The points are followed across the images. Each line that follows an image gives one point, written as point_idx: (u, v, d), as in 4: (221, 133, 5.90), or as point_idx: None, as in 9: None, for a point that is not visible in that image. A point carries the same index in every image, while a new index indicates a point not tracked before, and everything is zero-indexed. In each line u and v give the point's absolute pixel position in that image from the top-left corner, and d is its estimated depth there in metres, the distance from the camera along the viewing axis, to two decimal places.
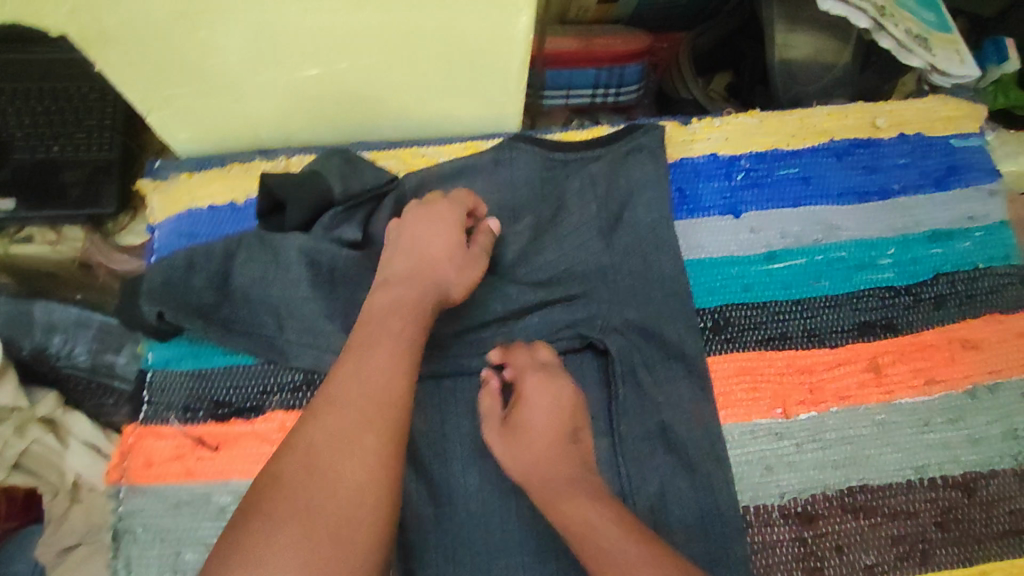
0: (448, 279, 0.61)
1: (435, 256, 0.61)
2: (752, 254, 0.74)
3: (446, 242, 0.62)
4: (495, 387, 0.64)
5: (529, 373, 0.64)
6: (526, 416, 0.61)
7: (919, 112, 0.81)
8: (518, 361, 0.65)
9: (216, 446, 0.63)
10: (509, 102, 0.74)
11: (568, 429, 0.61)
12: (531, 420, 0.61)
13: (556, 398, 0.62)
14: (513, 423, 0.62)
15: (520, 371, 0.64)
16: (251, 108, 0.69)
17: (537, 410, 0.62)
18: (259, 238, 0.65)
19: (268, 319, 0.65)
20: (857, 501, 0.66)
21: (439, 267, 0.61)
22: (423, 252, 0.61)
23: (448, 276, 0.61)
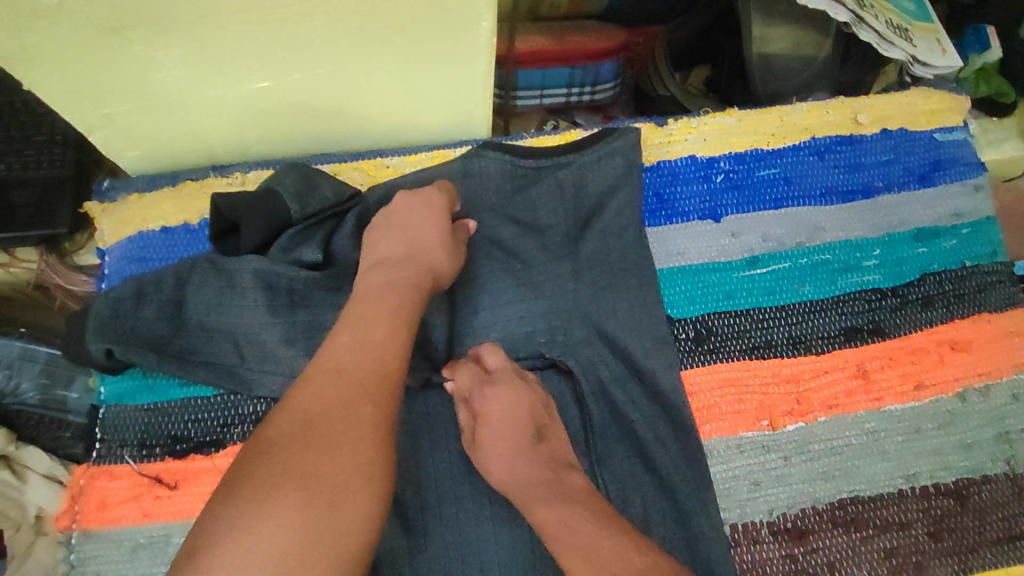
0: (439, 265, 0.58)
1: (426, 241, 0.58)
2: (733, 260, 0.71)
3: (434, 231, 0.59)
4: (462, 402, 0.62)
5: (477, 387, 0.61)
6: (487, 428, 0.59)
7: (901, 107, 0.79)
8: (464, 379, 0.62)
9: (174, 484, 0.60)
10: (477, 108, 0.71)
11: (529, 428, 0.59)
12: (492, 430, 0.59)
13: (511, 401, 0.60)
14: (481, 436, 0.59)
15: (471, 387, 0.61)
16: (201, 124, 0.65)
17: (493, 421, 0.59)
18: (213, 262, 0.62)
19: (225, 349, 0.61)
20: (848, 514, 0.63)
21: (428, 252, 0.58)
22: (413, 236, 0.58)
23: (438, 262, 0.58)
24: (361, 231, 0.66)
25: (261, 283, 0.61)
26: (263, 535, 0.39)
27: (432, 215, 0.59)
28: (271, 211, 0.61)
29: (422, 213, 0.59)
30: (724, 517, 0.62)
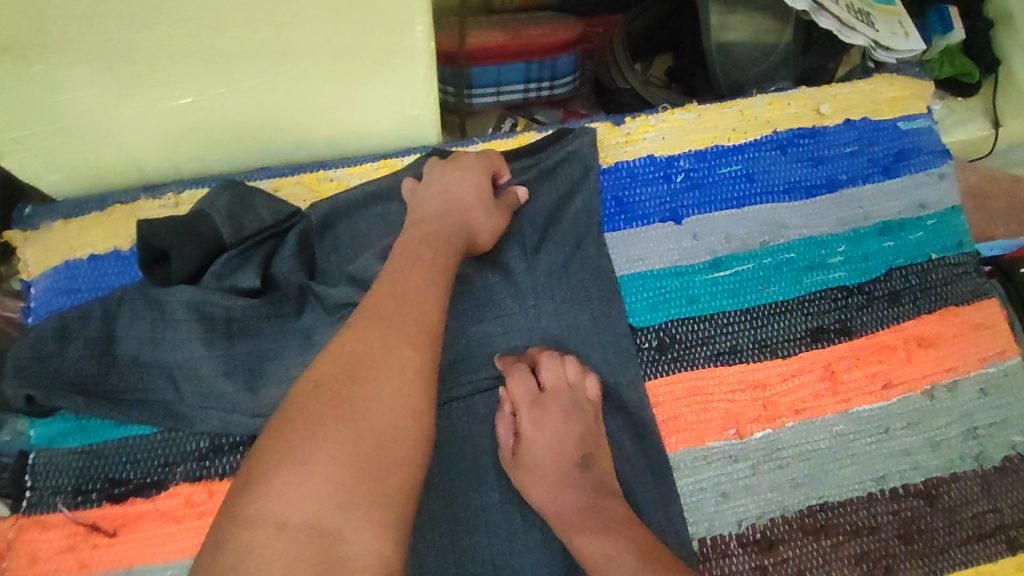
0: (478, 224, 0.60)
1: (469, 205, 0.60)
2: (696, 263, 0.69)
3: (477, 190, 0.61)
4: (506, 411, 0.61)
5: (528, 406, 0.60)
6: (530, 446, 0.59)
7: (863, 96, 0.76)
8: (517, 391, 0.61)
9: (114, 531, 0.56)
10: (424, 116, 0.67)
11: (575, 455, 0.59)
12: (535, 449, 0.59)
13: (562, 428, 0.59)
14: (521, 449, 0.59)
15: (522, 400, 0.60)
16: (122, 143, 0.61)
17: (538, 441, 0.59)
18: (143, 293, 0.58)
19: (161, 385, 0.58)
20: (818, 521, 0.62)
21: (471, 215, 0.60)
22: (455, 198, 0.60)
23: (477, 222, 0.60)
24: (304, 250, 0.63)
25: (195, 314, 0.57)
26: (317, 468, 0.40)
27: (470, 177, 0.62)
28: (203, 237, 0.58)
29: (454, 173, 0.62)
30: (691, 532, 0.61)
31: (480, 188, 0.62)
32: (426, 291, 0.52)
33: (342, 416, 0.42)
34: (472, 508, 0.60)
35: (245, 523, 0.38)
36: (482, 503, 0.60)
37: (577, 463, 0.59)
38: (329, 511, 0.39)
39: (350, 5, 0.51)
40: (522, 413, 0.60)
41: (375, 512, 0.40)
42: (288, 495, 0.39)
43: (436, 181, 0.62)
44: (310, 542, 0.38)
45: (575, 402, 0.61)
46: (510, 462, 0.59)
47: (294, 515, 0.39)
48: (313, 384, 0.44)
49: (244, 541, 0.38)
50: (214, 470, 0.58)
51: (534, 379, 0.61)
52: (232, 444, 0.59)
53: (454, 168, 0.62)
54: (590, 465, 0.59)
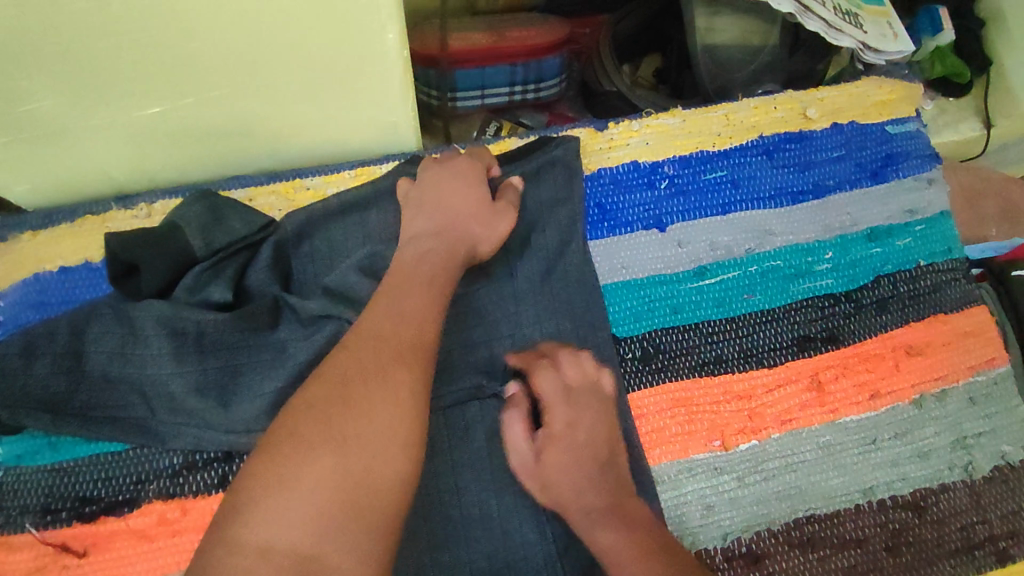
0: (477, 235, 0.59)
1: (462, 210, 0.59)
2: (680, 272, 0.67)
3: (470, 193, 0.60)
4: (523, 409, 0.57)
5: (558, 403, 0.56)
6: (557, 443, 0.55)
7: (851, 99, 0.75)
8: (544, 386, 0.57)
9: (84, 551, 0.55)
10: (402, 123, 0.65)
11: (602, 453, 0.56)
12: (561, 451, 0.55)
13: (591, 423, 0.56)
14: (545, 448, 0.55)
15: (550, 396, 0.56)
16: (91, 154, 0.59)
17: (566, 438, 0.55)
18: (112, 307, 0.56)
19: (132, 401, 0.56)
20: (805, 534, 0.61)
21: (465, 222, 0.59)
22: (447, 204, 0.59)
23: (476, 231, 0.59)
24: (279, 261, 0.61)
25: (165, 329, 0.56)
26: (302, 494, 0.40)
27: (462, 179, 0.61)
28: (172, 249, 0.57)
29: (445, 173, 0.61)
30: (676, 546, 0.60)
31: (473, 185, 0.61)
32: (399, 306, 0.50)
33: (331, 442, 0.42)
34: (453, 526, 0.59)
35: (233, 547, 0.39)
36: (461, 519, 0.59)
37: (603, 458, 0.56)
38: (313, 536, 0.39)
39: (316, 10, 0.49)
40: (554, 410, 0.56)
41: (360, 538, 0.40)
42: (275, 519, 0.39)
43: (429, 182, 0.61)
44: (293, 566, 0.38)
45: (597, 395, 0.58)
46: (532, 464, 0.56)
47: (280, 538, 0.39)
48: (308, 406, 0.44)
49: (229, 564, 0.38)
50: (186, 488, 0.57)
51: (559, 376, 0.57)
52: (206, 460, 0.58)
53: (447, 168, 0.62)
54: (615, 465, 0.56)
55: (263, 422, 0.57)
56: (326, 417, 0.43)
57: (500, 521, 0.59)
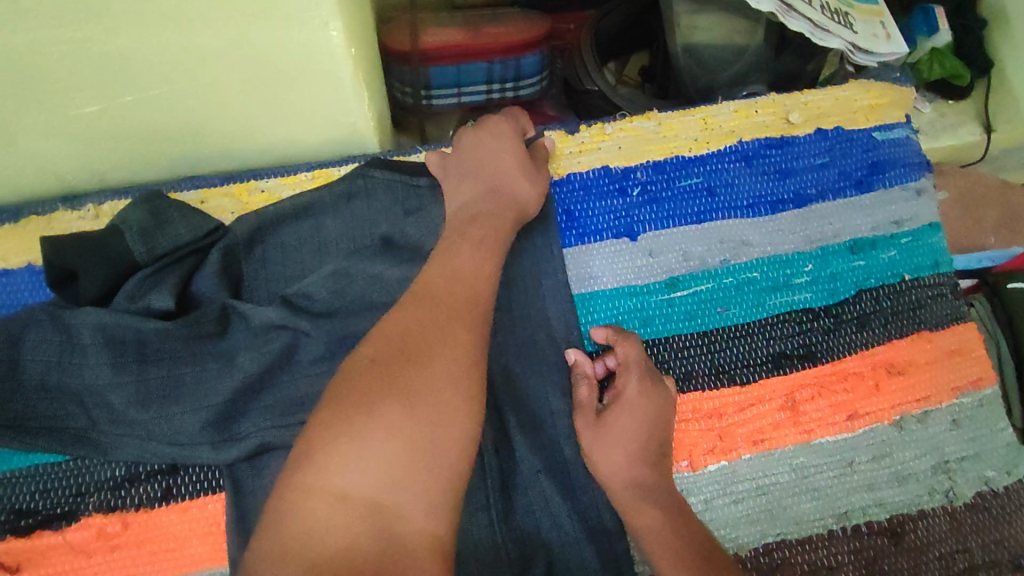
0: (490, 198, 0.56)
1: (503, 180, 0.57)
2: (651, 283, 0.64)
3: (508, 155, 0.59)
4: (591, 370, 0.60)
5: (635, 368, 0.59)
6: (621, 407, 0.57)
7: (838, 103, 0.72)
8: (628, 351, 0.59)
9: (18, 566, 0.54)
10: (360, 122, 0.63)
11: (656, 443, 0.57)
12: (624, 414, 0.57)
13: (658, 411, 0.58)
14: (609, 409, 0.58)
15: (628, 362, 0.59)
16: (33, 153, 0.58)
17: (634, 409, 0.57)
18: (51, 314, 0.54)
19: (72, 411, 0.55)
20: (774, 560, 0.59)
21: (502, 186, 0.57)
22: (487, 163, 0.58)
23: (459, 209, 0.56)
24: (229, 267, 0.59)
25: (103, 337, 0.54)
26: (374, 444, 0.40)
27: (504, 141, 0.59)
28: (111, 255, 0.55)
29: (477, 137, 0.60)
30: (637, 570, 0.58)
31: (513, 146, 0.59)
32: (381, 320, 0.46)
33: (396, 393, 0.41)
34: None
35: (308, 492, 0.39)
36: None
37: (654, 450, 0.57)
38: (385, 490, 0.39)
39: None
40: (630, 376, 0.59)
41: (429, 486, 0.40)
42: (350, 467, 0.39)
43: (464, 148, 0.60)
44: (366, 517, 0.38)
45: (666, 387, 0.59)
46: (591, 421, 0.58)
47: (353, 486, 0.39)
48: (369, 363, 0.43)
49: (310, 510, 0.38)
50: (127, 501, 0.55)
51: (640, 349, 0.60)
52: (149, 472, 0.56)
53: (482, 132, 0.60)
54: (665, 457, 0.57)
55: (208, 435, 0.55)
56: (390, 372, 0.42)
57: None
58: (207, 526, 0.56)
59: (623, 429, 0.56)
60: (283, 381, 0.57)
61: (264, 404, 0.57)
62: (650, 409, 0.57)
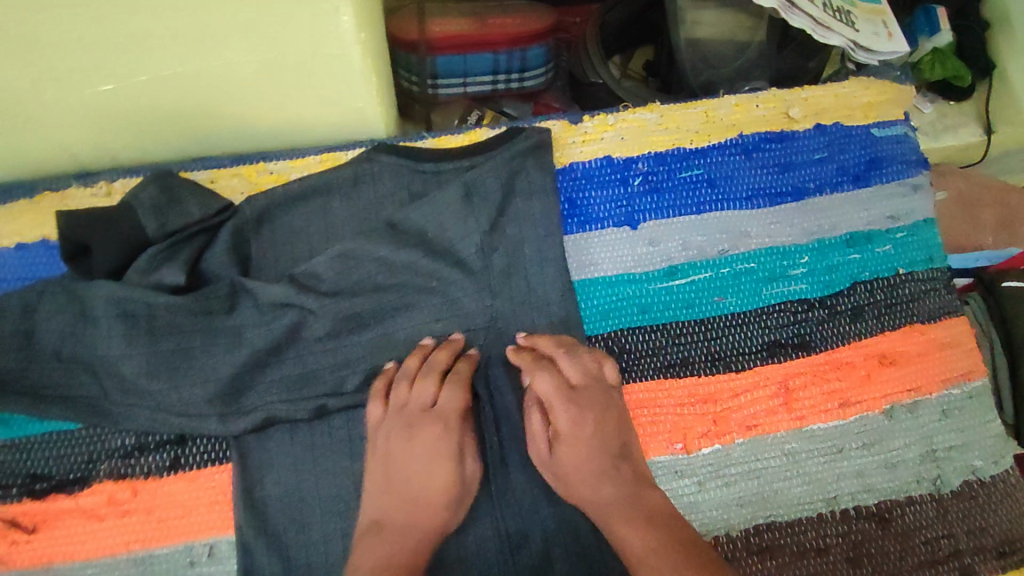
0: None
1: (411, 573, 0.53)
2: (650, 271, 0.66)
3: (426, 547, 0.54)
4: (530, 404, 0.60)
5: (560, 399, 0.59)
6: (568, 442, 0.58)
7: (837, 99, 0.73)
8: (543, 389, 0.59)
9: (34, 527, 0.56)
10: (368, 108, 0.65)
11: (613, 446, 0.58)
12: (571, 446, 0.58)
13: (598, 419, 0.59)
14: (557, 442, 0.58)
15: (550, 395, 0.59)
16: (49, 131, 0.59)
17: (575, 435, 0.58)
18: (66, 287, 0.56)
19: (86, 380, 0.57)
20: (764, 541, 0.60)
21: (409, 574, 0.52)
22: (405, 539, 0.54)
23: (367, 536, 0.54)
24: (238, 246, 0.61)
25: (115, 310, 0.56)
26: None
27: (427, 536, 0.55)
28: (123, 230, 0.56)
29: (408, 434, 0.57)
30: None
31: (442, 456, 0.57)
32: None
33: None
34: None
35: None
36: None
37: (617, 452, 0.58)
38: None
39: None
40: (557, 406, 0.59)
41: None
42: None
43: (392, 439, 0.57)
44: None
45: (597, 382, 0.60)
46: (545, 453, 0.58)
47: None
48: None
49: None
50: (136, 470, 0.57)
51: (558, 373, 0.59)
52: (158, 443, 0.58)
53: (417, 432, 0.57)
54: (628, 460, 0.58)
55: (216, 407, 0.57)
56: None
57: None
58: (212, 496, 0.57)
59: (575, 461, 0.57)
60: (289, 356, 0.59)
61: (270, 377, 0.59)
62: (590, 432, 0.58)
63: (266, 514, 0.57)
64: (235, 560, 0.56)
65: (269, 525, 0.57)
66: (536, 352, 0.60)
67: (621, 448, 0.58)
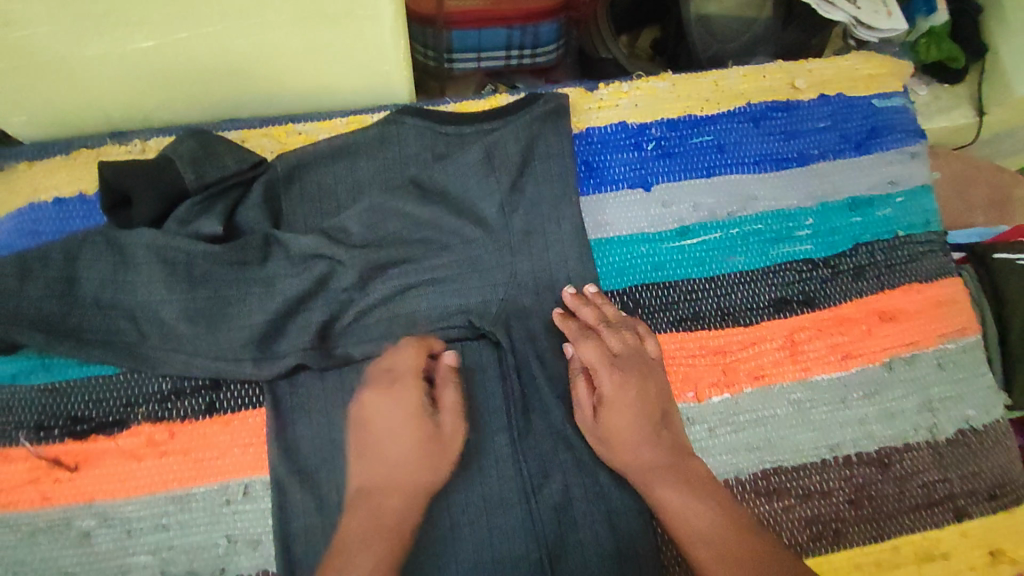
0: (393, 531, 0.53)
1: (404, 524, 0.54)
2: (663, 230, 0.69)
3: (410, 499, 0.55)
4: (578, 372, 0.62)
5: (604, 367, 0.60)
6: (613, 408, 0.59)
7: (840, 71, 0.76)
8: (588, 355, 0.61)
9: (75, 466, 0.58)
10: (395, 72, 0.67)
11: (657, 412, 0.60)
12: (617, 411, 0.59)
13: (640, 386, 0.60)
14: (603, 408, 0.60)
15: (595, 362, 0.61)
16: (86, 86, 0.61)
17: (620, 403, 0.59)
18: (106, 236, 0.58)
19: (125, 325, 0.58)
20: (771, 484, 0.64)
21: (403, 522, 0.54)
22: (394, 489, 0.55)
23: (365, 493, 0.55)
24: (270, 200, 0.63)
25: (155, 258, 0.58)
26: None
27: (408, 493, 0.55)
28: (164, 180, 0.59)
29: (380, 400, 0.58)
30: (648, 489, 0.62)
31: (409, 415, 0.57)
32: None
33: None
34: None
35: None
36: None
37: (658, 418, 0.60)
38: None
39: None
40: (602, 374, 0.60)
41: None
42: None
43: (365, 407, 0.58)
44: None
45: (637, 355, 0.62)
46: (590, 420, 0.60)
47: None
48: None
49: None
50: (175, 413, 0.59)
51: (603, 343, 0.61)
52: (194, 387, 0.60)
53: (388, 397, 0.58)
54: (669, 426, 0.60)
55: (251, 351, 0.59)
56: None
57: (477, 458, 0.61)
58: (247, 437, 0.60)
59: (621, 427, 0.59)
60: (318, 305, 0.62)
61: (301, 325, 0.61)
62: (632, 399, 0.59)
63: (298, 455, 0.60)
64: (270, 498, 0.59)
65: (301, 465, 0.59)
66: (582, 321, 0.63)
67: (662, 416, 0.60)
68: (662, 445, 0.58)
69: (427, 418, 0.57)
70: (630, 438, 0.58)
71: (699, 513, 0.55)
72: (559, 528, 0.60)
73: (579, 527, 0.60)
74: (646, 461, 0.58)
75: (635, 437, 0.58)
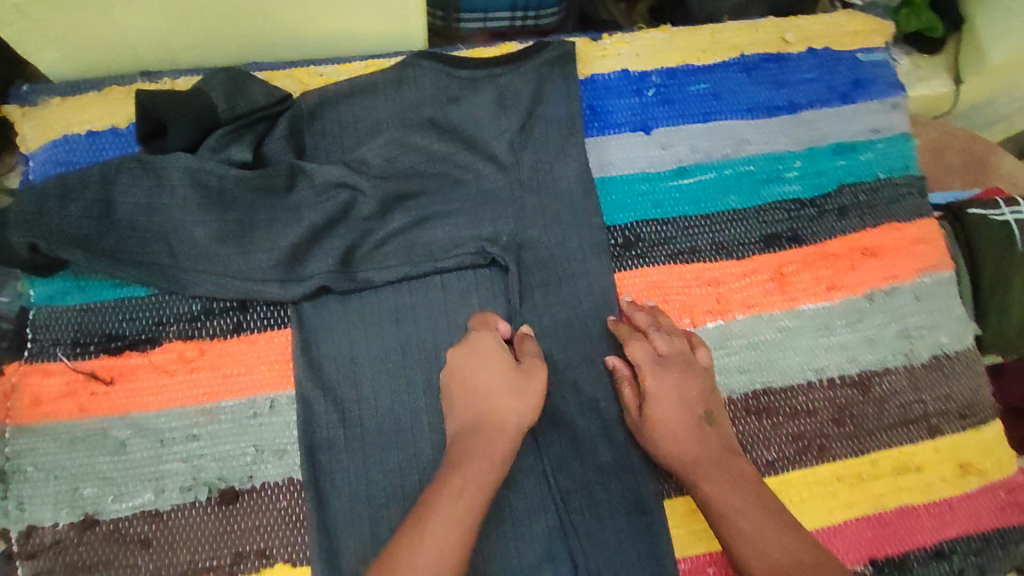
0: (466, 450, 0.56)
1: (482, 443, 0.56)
2: (662, 170, 0.74)
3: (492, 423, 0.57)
4: (625, 372, 0.65)
5: (651, 369, 0.63)
6: (656, 405, 0.62)
7: (827, 27, 0.82)
8: (636, 356, 0.64)
9: (110, 380, 0.61)
10: (412, 17, 0.71)
11: (700, 409, 0.62)
12: (660, 407, 0.62)
13: (686, 386, 0.63)
14: (648, 405, 0.63)
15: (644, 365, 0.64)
16: (122, 24, 0.64)
17: (664, 396, 0.62)
18: (139, 162, 0.62)
19: (159, 248, 0.62)
20: (761, 403, 0.69)
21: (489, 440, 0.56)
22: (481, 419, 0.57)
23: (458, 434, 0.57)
24: (293, 134, 0.67)
25: (189, 183, 0.62)
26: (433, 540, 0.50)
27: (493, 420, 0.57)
28: (195, 108, 0.62)
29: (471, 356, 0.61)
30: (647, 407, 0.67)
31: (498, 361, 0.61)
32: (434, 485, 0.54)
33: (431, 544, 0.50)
34: None
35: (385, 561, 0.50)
36: None
37: (703, 417, 0.62)
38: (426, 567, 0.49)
39: None
40: (648, 375, 0.63)
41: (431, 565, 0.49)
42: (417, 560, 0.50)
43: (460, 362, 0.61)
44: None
45: (686, 358, 0.65)
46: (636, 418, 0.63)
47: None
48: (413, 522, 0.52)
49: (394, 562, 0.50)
50: (205, 331, 0.63)
51: (650, 344, 0.64)
52: (222, 308, 0.64)
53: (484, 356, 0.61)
54: (714, 424, 0.62)
55: (279, 273, 0.63)
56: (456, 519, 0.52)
57: None
58: (273, 355, 0.63)
59: (665, 422, 0.61)
60: (341, 232, 0.65)
61: (325, 249, 0.65)
62: (678, 399, 0.62)
63: (322, 370, 0.63)
64: (296, 411, 0.62)
65: (324, 379, 0.63)
66: (634, 324, 0.66)
67: (706, 414, 0.63)
68: (704, 439, 0.61)
69: (507, 368, 0.60)
70: (675, 432, 0.61)
71: (738, 502, 0.58)
72: (566, 438, 0.65)
73: (583, 436, 0.65)
74: (691, 453, 0.60)
75: (681, 428, 0.61)
